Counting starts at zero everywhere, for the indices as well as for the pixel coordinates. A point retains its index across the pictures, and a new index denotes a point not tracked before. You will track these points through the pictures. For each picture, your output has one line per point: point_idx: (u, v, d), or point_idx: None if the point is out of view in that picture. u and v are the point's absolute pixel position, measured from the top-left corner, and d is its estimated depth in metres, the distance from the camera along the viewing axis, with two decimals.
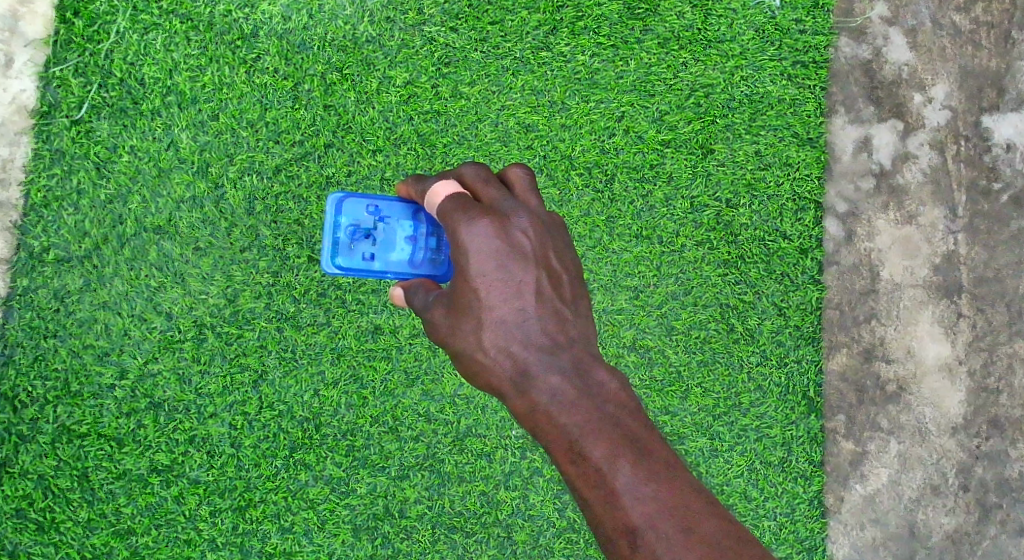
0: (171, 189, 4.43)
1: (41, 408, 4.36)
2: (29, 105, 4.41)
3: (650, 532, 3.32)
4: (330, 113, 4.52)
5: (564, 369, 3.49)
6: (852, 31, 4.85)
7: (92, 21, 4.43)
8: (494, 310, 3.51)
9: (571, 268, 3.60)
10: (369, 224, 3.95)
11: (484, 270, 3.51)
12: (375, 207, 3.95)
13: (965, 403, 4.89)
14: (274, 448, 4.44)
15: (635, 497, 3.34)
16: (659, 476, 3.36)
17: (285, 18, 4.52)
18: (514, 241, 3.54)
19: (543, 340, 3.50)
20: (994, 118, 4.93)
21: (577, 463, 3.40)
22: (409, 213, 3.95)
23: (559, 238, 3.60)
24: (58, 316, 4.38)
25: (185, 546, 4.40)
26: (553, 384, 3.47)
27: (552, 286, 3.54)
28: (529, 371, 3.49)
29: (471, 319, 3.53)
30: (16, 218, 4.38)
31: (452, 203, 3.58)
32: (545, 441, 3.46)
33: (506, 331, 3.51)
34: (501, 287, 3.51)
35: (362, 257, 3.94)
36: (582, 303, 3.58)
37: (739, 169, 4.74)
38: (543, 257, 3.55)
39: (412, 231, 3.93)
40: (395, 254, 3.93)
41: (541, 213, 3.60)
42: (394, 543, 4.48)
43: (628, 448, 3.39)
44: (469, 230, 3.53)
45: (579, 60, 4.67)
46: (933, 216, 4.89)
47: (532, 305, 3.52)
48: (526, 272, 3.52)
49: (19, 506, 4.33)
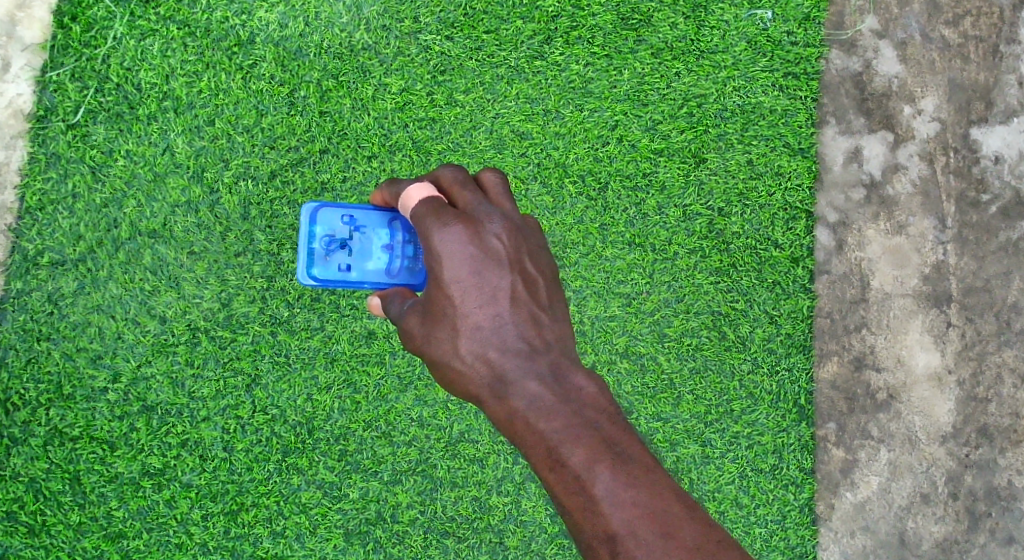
0: (166, 194, 4.45)
1: (34, 410, 4.36)
2: (26, 110, 4.43)
3: (631, 538, 3.31)
4: (326, 120, 4.54)
5: (542, 374, 3.47)
6: (843, 44, 4.90)
7: (90, 26, 4.46)
8: (469, 316, 3.50)
9: (547, 271, 3.59)
10: (344, 234, 3.94)
11: (458, 276, 3.50)
12: (350, 217, 3.94)
13: (954, 411, 4.91)
14: (267, 452, 4.43)
15: (615, 503, 3.33)
16: (639, 481, 3.35)
17: (281, 26, 4.56)
18: (489, 247, 3.52)
19: (519, 345, 3.49)
20: (982, 131, 4.99)
21: (555, 470, 3.39)
22: (385, 222, 3.94)
23: (535, 241, 3.59)
24: (51, 319, 4.38)
25: (177, 549, 4.39)
26: (531, 390, 3.46)
27: (527, 291, 3.53)
28: (506, 377, 3.48)
29: (448, 325, 3.52)
30: (10, 221, 4.40)
31: (425, 208, 3.57)
32: (523, 448, 3.45)
33: (482, 338, 3.50)
34: (476, 293, 3.50)
35: (339, 268, 3.93)
36: (559, 307, 3.57)
37: (731, 179, 4.77)
38: (518, 262, 3.54)
39: (389, 240, 3.94)
40: (372, 264, 3.93)
41: (516, 217, 3.59)
42: (387, 548, 4.47)
43: (607, 452, 3.38)
44: (442, 236, 3.52)
45: (573, 69, 4.71)
46: (923, 227, 4.93)
47: (507, 310, 3.51)
48: (501, 277, 3.51)
49: (10, 509, 4.33)
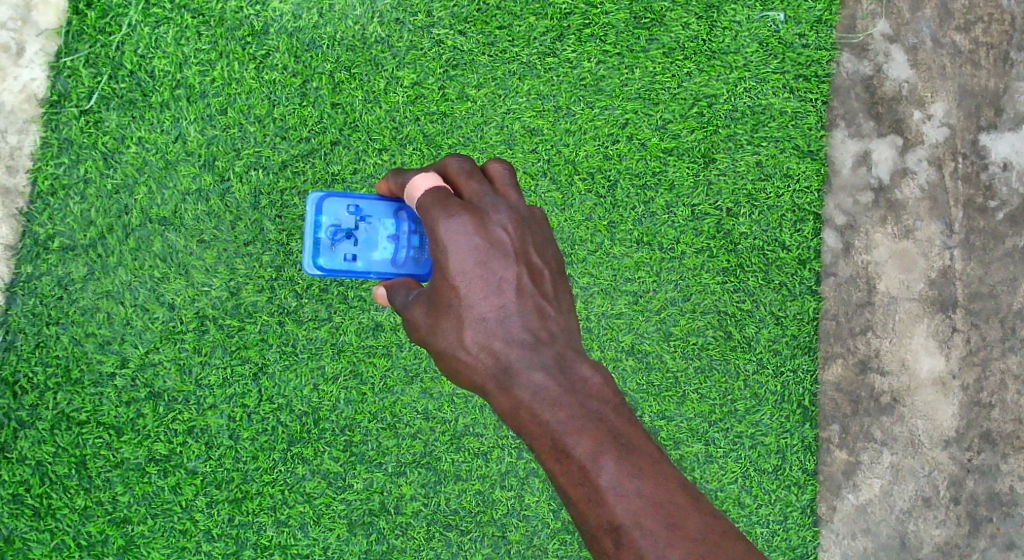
0: (177, 182, 4.46)
1: (41, 394, 4.37)
2: (39, 94, 4.45)
3: (635, 529, 3.32)
4: (337, 111, 4.56)
5: (547, 365, 3.48)
6: (854, 47, 4.91)
7: (105, 13, 4.47)
8: (475, 307, 3.52)
9: (553, 262, 3.60)
10: (350, 224, 3.95)
11: (464, 267, 3.52)
12: (356, 207, 3.96)
13: (957, 416, 4.93)
14: (271, 441, 4.45)
15: (619, 494, 3.34)
16: (643, 472, 3.36)
17: (295, 17, 4.57)
18: (494, 238, 3.54)
19: (525, 337, 3.51)
20: (992, 137, 5.00)
21: (560, 461, 3.40)
22: (391, 211, 3.96)
23: (540, 233, 3.61)
24: (61, 304, 4.40)
25: (180, 536, 4.41)
26: (537, 380, 3.47)
27: (533, 281, 3.55)
28: (512, 368, 3.49)
29: (453, 317, 3.53)
30: (22, 205, 4.42)
31: (431, 198, 3.59)
32: (529, 439, 3.45)
33: (487, 328, 3.51)
34: (482, 284, 3.52)
35: (344, 258, 3.94)
36: (564, 298, 3.59)
37: (739, 179, 4.78)
38: (524, 253, 3.56)
39: (394, 230, 3.95)
40: (377, 254, 3.95)
41: (522, 208, 3.61)
42: (389, 540, 4.49)
43: (611, 443, 3.39)
44: (448, 226, 3.54)
45: (585, 66, 4.72)
46: (930, 232, 4.94)
47: (513, 301, 3.52)
48: (507, 268, 3.53)
49: (17, 492, 4.35)
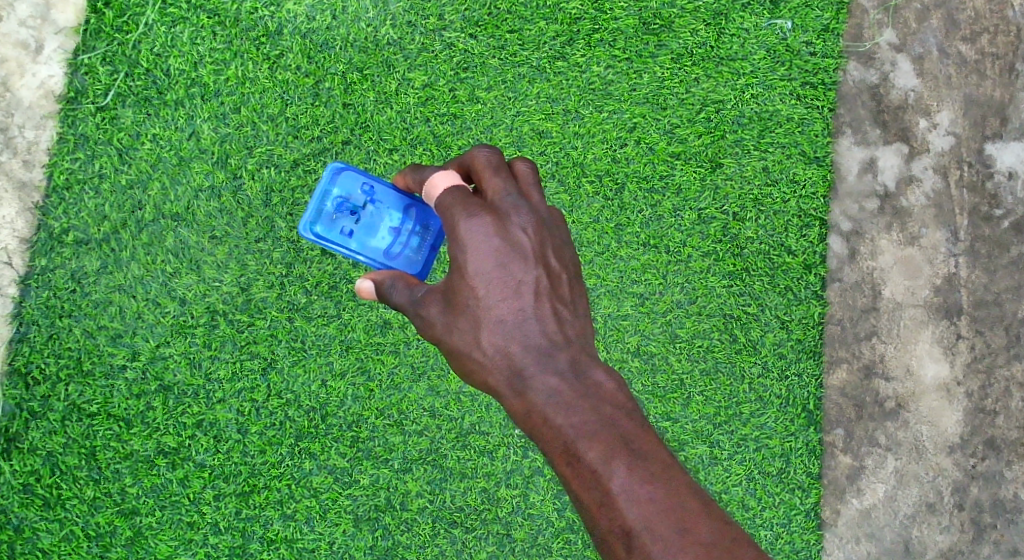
0: (190, 178, 4.53)
1: (53, 385, 4.44)
2: (56, 90, 4.53)
3: (646, 534, 3.35)
4: (349, 111, 4.62)
5: (562, 369, 3.53)
6: (862, 56, 4.94)
7: (122, 12, 4.54)
8: (491, 309, 3.56)
9: (570, 266, 3.64)
10: (359, 202, 4.02)
11: (483, 268, 3.56)
12: (369, 188, 4.02)
13: (962, 422, 4.95)
14: (280, 435, 4.50)
15: (630, 499, 3.38)
16: (656, 477, 3.40)
17: (309, 18, 4.64)
18: (514, 239, 3.57)
19: (540, 340, 3.55)
20: (996, 146, 5.03)
21: (572, 464, 3.44)
22: (401, 205, 4.03)
23: (559, 235, 3.64)
24: (73, 296, 4.47)
25: (188, 528, 4.46)
26: (550, 384, 3.52)
27: (550, 284, 3.59)
28: (526, 371, 3.54)
29: (469, 317, 3.57)
30: (39, 199, 4.49)
31: (453, 196, 3.61)
32: (541, 441, 3.50)
33: (504, 330, 3.56)
34: (500, 286, 3.56)
35: (341, 232, 4.00)
36: (580, 302, 3.62)
37: (747, 184, 4.83)
38: (542, 256, 3.59)
39: (399, 224, 4.02)
40: (374, 241, 4.00)
41: (542, 210, 3.64)
42: (394, 535, 4.53)
43: (624, 448, 3.43)
44: (469, 225, 3.57)
45: (593, 71, 4.77)
46: (936, 239, 4.97)
47: (530, 304, 3.56)
48: (526, 271, 3.57)
49: (27, 481, 4.42)
